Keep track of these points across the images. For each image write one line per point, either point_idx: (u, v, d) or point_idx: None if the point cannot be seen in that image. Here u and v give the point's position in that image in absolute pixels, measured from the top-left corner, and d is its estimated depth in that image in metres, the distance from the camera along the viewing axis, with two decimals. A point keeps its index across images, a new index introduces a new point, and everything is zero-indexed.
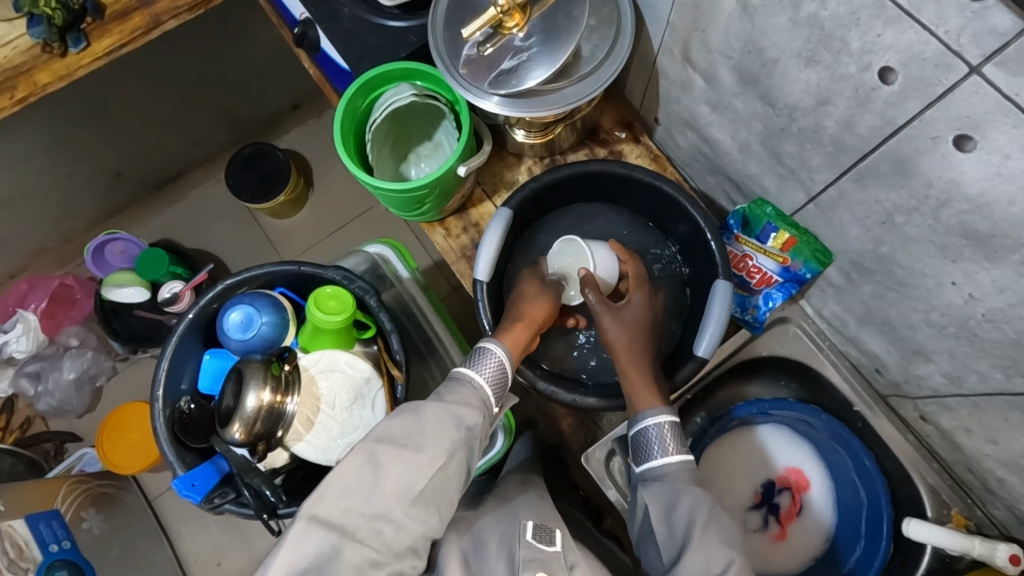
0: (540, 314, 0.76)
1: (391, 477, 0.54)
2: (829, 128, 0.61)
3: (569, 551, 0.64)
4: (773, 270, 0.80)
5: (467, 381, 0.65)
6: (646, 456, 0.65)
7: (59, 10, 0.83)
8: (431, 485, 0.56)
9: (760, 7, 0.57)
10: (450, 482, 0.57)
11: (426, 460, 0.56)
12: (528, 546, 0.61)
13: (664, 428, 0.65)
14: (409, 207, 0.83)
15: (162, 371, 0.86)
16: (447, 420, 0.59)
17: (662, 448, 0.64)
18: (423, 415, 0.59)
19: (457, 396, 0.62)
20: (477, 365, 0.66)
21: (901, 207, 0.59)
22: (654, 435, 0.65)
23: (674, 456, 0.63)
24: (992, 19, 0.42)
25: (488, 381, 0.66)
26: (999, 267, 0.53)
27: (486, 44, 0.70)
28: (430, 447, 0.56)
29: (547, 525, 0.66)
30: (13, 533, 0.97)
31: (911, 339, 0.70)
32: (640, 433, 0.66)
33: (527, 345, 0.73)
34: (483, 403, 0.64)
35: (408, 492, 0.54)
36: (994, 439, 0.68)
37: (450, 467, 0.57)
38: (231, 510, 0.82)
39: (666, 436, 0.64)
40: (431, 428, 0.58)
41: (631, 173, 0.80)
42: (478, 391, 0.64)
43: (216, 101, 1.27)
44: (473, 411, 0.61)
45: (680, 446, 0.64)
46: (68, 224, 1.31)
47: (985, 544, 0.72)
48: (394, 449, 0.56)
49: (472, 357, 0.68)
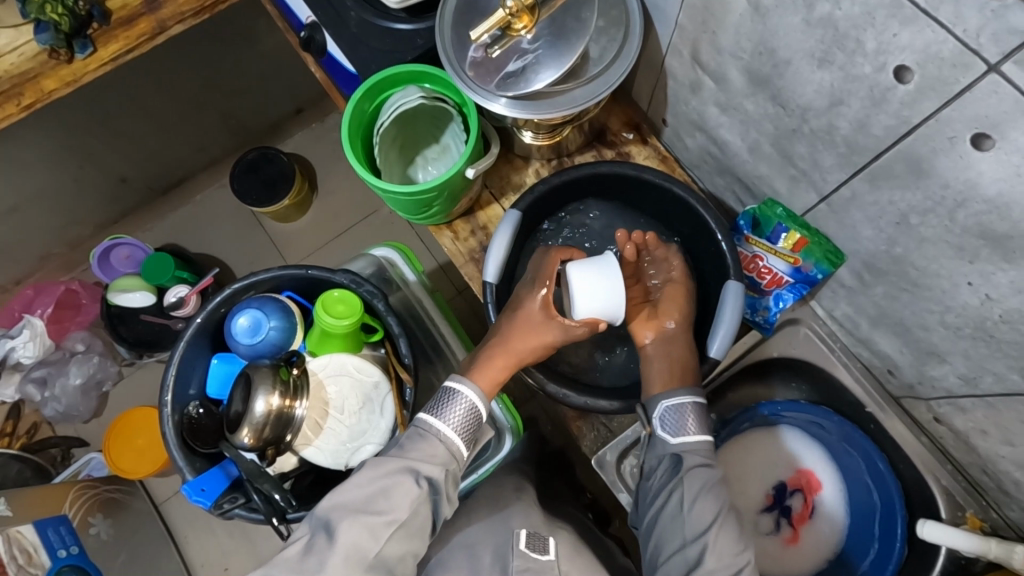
0: (527, 346, 0.71)
1: (347, 542, 0.55)
2: (842, 129, 0.60)
3: (562, 558, 0.67)
4: (784, 271, 0.79)
5: (433, 431, 0.64)
6: (666, 433, 0.67)
7: (66, 17, 0.83)
8: (391, 549, 0.57)
9: (772, 8, 0.57)
10: (410, 544, 0.58)
11: (385, 522, 0.57)
12: (520, 555, 0.64)
13: (686, 407, 0.66)
14: (416, 211, 0.83)
15: (171, 376, 0.86)
16: (409, 480, 0.59)
17: (682, 426, 0.66)
18: (380, 473, 0.59)
19: (419, 453, 0.62)
20: (444, 413, 0.65)
21: (916, 208, 0.58)
22: (676, 413, 0.66)
23: (693, 436, 0.65)
24: (1012, 18, 0.41)
25: (457, 430, 0.65)
26: (1016, 268, 0.53)
27: (492, 47, 0.69)
28: (389, 509, 0.57)
29: (540, 533, 0.68)
30: (21, 538, 0.97)
31: (925, 340, 0.69)
32: (663, 412, 0.67)
33: (505, 374, 0.70)
34: (450, 454, 0.64)
35: (364, 559, 0.55)
36: (1009, 440, 0.68)
37: (410, 526, 0.58)
38: (240, 515, 0.81)
39: (688, 416, 0.66)
40: (391, 487, 0.58)
41: (641, 174, 0.80)
42: (446, 444, 0.64)
43: (221, 105, 1.27)
44: (435, 468, 0.61)
45: (699, 426, 0.66)
46: (73, 230, 1.31)
47: (1001, 546, 0.72)
48: (350, 513, 0.56)
49: (440, 400, 0.66)
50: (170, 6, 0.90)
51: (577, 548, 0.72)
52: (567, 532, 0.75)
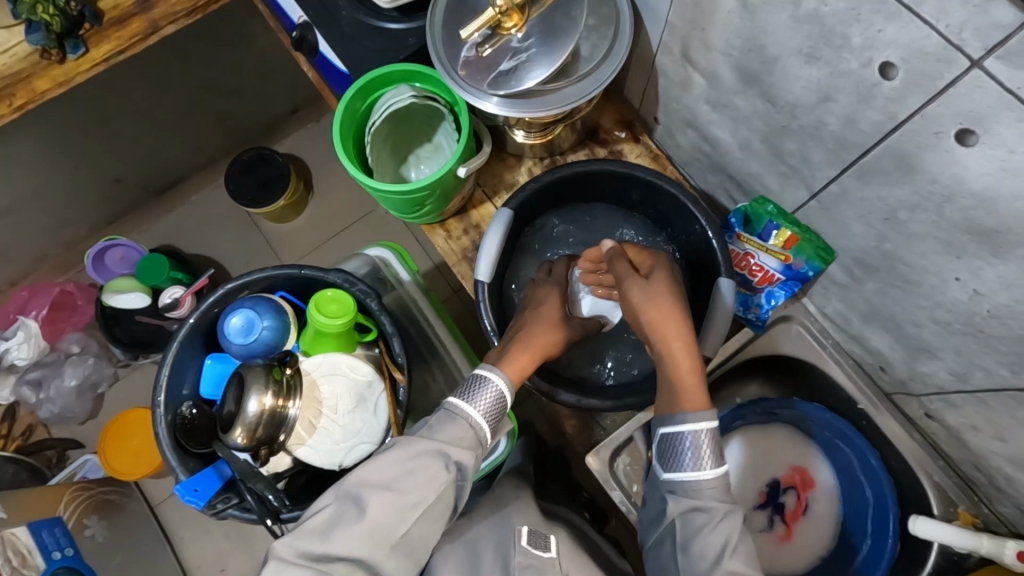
0: (546, 342, 0.72)
1: (375, 519, 0.54)
2: (831, 125, 0.60)
3: (562, 557, 0.67)
4: (775, 268, 0.80)
5: (463, 417, 0.61)
6: (676, 466, 0.59)
7: (58, 17, 0.82)
8: (416, 529, 0.56)
9: (760, 5, 0.57)
10: (433, 527, 0.57)
11: (412, 503, 0.55)
12: (522, 552, 0.63)
13: (700, 436, 0.58)
14: (409, 210, 0.83)
15: (163, 376, 0.86)
16: (438, 462, 0.58)
17: (696, 461, 0.58)
18: (411, 454, 0.57)
19: (448, 435, 0.60)
20: (473, 398, 0.62)
21: (904, 203, 0.58)
22: (689, 442, 0.59)
23: (708, 473, 0.58)
24: (995, 12, 0.41)
25: (484, 415, 0.62)
26: (1004, 263, 0.53)
27: (484, 45, 0.70)
28: (416, 490, 0.56)
29: (541, 531, 0.68)
30: (16, 540, 0.96)
31: (916, 337, 0.70)
32: (673, 436, 0.60)
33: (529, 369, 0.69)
34: (477, 440, 0.61)
35: (389, 538, 0.54)
36: (1001, 436, 0.68)
37: (434, 509, 0.57)
38: (234, 515, 0.81)
39: (702, 448, 0.58)
40: (419, 468, 0.57)
41: (633, 172, 0.80)
42: (474, 429, 0.61)
43: (215, 105, 1.27)
44: (465, 453, 0.59)
45: (716, 458, 0.58)
46: (68, 231, 1.30)
47: (993, 542, 0.72)
48: (379, 490, 0.55)
49: (469, 386, 0.64)
50: (163, 6, 0.90)
51: (573, 548, 0.72)
52: (562, 532, 0.75)
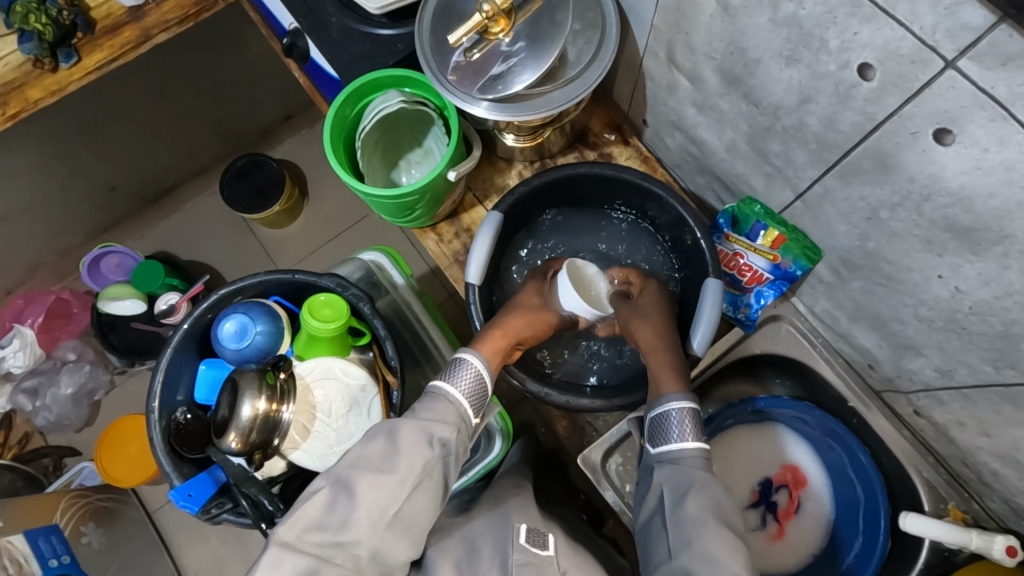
0: (520, 324, 0.74)
1: (366, 501, 0.53)
2: (812, 126, 0.61)
3: (560, 555, 0.67)
4: (763, 268, 0.81)
5: (444, 396, 0.63)
6: (663, 438, 0.63)
7: (50, 26, 0.83)
8: (408, 506, 0.55)
9: (740, 8, 0.58)
10: (425, 503, 0.57)
11: (401, 482, 0.55)
12: (520, 549, 0.63)
13: (684, 414, 0.63)
14: (400, 214, 0.84)
15: (158, 383, 0.86)
16: (422, 440, 0.58)
17: (681, 433, 0.62)
18: (395, 435, 0.57)
19: (431, 414, 0.61)
20: (454, 378, 0.65)
21: (885, 203, 0.59)
22: (675, 419, 0.62)
23: (691, 443, 0.61)
24: (965, 15, 0.42)
25: (466, 395, 0.64)
26: (983, 260, 0.54)
27: (472, 50, 0.71)
28: (404, 469, 0.56)
29: (540, 529, 0.68)
30: (12, 548, 0.95)
31: (900, 334, 0.70)
32: (660, 416, 0.64)
33: (506, 356, 0.71)
34: (460, 419, 0.62)
35: (384, 516, 0.54)
36: (986, 431, 0.68)
37: (425, 486, 0.57)
38: (228, 520, 0.81)
39: (687, 423, 0.62)
40: (405, 448, 0.57)
41: (620, 174, 0.81)
42: (455, 406, 0.63)
43: (208, 112, 1.27)
44: (447, 428, 0.60)
45: (699, 435, 0.62)
46: (63, 239, 1.31)
47: (981, 537, 0.73)
48: (368, 473, 0.55)
49: (449, 368, 0.66)
50: (154, 15, 0.90)
51: (569, 546, 0.72)
52: (559, 530, 0.75)
